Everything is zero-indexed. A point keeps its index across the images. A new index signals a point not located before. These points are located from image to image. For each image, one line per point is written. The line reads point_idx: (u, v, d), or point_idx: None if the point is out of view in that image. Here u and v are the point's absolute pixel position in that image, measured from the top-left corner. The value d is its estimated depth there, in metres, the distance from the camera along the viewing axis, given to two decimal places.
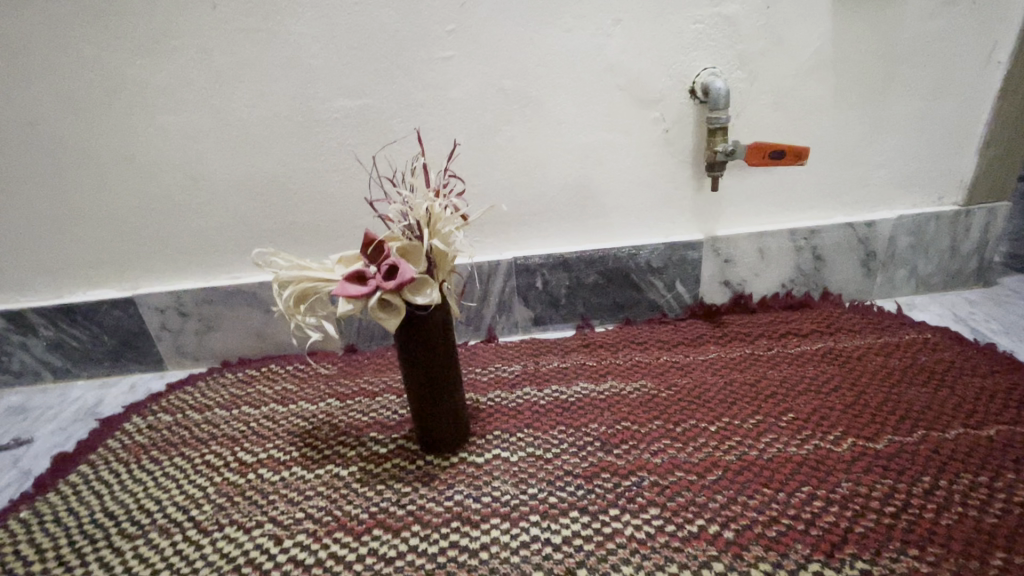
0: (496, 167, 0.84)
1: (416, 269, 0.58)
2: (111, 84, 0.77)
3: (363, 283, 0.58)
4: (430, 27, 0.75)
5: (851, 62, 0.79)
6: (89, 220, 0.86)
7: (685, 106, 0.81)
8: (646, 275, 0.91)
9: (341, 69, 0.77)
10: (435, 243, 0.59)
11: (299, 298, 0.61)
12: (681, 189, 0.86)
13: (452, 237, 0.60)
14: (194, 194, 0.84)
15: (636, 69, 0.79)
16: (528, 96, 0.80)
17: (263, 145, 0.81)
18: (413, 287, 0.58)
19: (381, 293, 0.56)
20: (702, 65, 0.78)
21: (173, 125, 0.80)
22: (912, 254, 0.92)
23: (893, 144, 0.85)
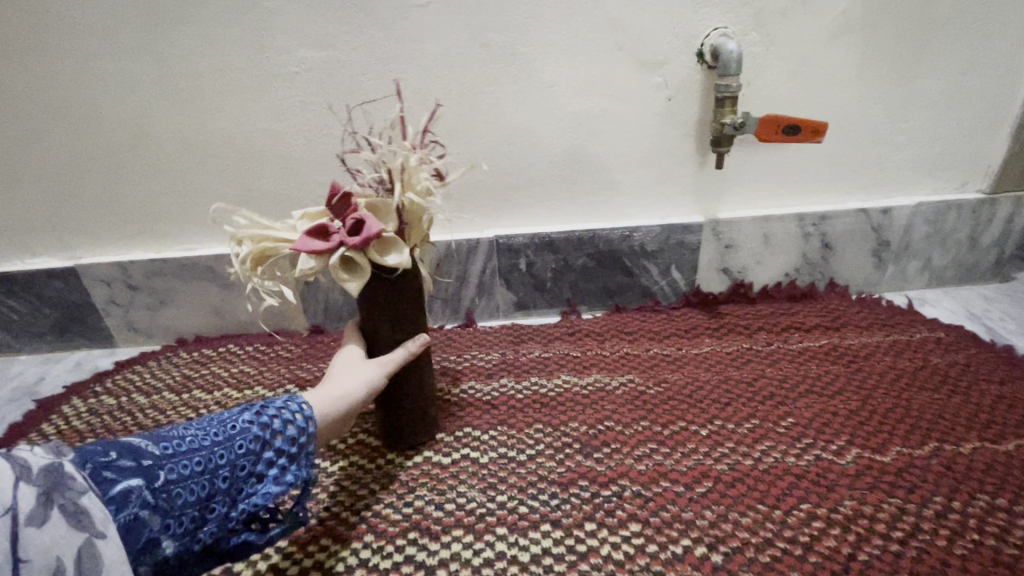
0: (478, 134, 0.75)
1: (385, 228, 0.51)
2: (36, 22, 0.68)
3: (327, 239, 0.50)
4: None
5: (880, 26, 0.70)
6: (22, 179, 0.77)
7: (692, 71, 0.72)
8: (639, 258, 0.83)
9: (301, 14, 0.68)
10: (408, 199, 0.51)
11: (258, 258, 0.52)
12: (682, 166, 0.78)
13: (431, 193, 0.53)
14: (139, 153, 0.75)
15: (640, 26, 0.69)
16: (515, 53, 0.70)
17: (214, 100, 0.72)
18: (380, 247, 0.51)
19: (344, 249, 0.49)
20: (712, 24, 0.69)
21: (110, 73, 0.70)
22: (929, 245, 0.85)
23: (919, 122, 0.77)
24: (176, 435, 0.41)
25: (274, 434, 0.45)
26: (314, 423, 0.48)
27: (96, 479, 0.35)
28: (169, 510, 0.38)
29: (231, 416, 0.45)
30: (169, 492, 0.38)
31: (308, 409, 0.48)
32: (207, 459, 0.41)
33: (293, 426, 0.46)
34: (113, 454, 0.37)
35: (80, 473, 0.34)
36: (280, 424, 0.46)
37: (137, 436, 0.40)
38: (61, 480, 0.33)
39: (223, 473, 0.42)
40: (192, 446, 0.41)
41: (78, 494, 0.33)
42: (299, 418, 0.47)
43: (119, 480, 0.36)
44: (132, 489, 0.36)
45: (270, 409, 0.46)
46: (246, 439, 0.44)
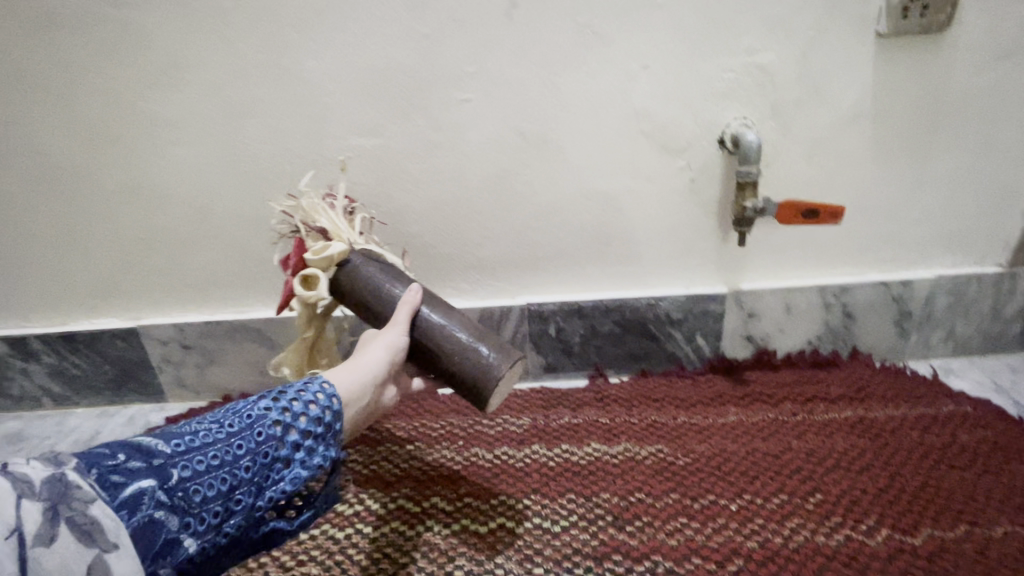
0: (512, 210, 0.81)
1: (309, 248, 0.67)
2: (121, 115, 0.76)
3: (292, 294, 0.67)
4: (450, 68, 0.73)
5: (892, 115, 0.75)
6: (95, 249, 0.84)
7: (713, 155, 0.77)
8: (665, 325, 0.86)
9: (356, 107, 0.75)
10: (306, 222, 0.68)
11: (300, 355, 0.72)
12: (705, 240, 0.82)
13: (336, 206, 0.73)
14: (201, 226, 0.82)
15: (664, 116, 0.75)
16: (548, 140, 0.76)
17: (274, 181, 0.79)
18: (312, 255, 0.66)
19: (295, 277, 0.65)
20: (732, 115, 0.75)
21: (182, 158, 0.78)
22: (951, 315, 0.87)
23: (934, 200, 0.81)
24: (189, 432, 0.46)
25: (291, 420, 0.50)
26: (337, 402, 0.53)
27: (108, 484, 0.40)
28: (185, 506, 0.43)
29: (247, 407, 0.50)
30: (183, 489, 0.43)
31: (330, 389, 0.53)
32: (220, 453, 0.46)
33: (308, 413, 0.51)
34: (122, 458, 0.42)
35: (85, 482, 0.40)
36: (298, 409, 0.50)
37: (150, 437, 0.45)
38: (67, 494, 0.38)
39: (239, 464, 0.46)
40: (204, 443, 0.46)
41: (84, 505, 0.39)
42: (318, 401, 0.51)
43: (130, 482, 0.41)
44: (143, 490, 0.41)
45: (286, 398, 0.50)
46: (263, 426, 0.48)
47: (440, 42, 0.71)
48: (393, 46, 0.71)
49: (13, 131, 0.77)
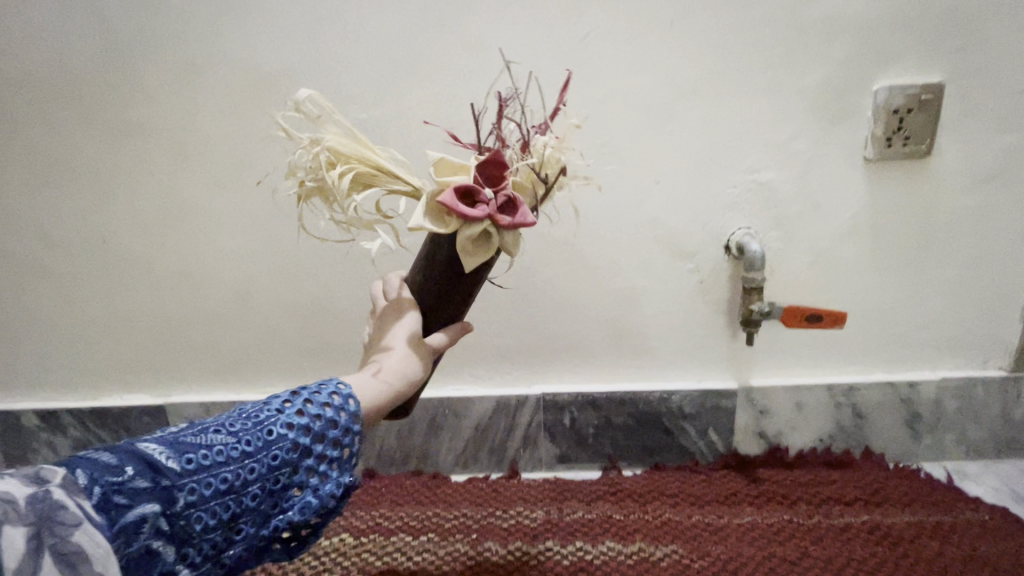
0: (532, 304, 0.86)
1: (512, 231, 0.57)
2: (180, 210, 0.84)
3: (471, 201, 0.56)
4: None
5: (886, 229, 0.81)
6: (137, 328, 0.89)
7: (720, 260, 0.83)
8: (678, 419, 0.88)
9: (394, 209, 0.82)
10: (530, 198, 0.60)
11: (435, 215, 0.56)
12: (714, 337, 0.86)
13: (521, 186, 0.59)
14: (240, 309, 0.88)
15: (674, 224, 0.82)
16: (567, 242, 0.83)
17: (312, 272, 0.86)
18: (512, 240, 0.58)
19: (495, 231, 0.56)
20: (737, 225, 0.81)
21: (230, 249, 0.85)
22: (961, 418, 0.88)
23: (933, 306, 0.85)
24: (202, 447, 0.44)
25: (308, 443, 0.48)
26: (356, 425, 0.52)
27: (108, 506, 0.38)
28: (185, 535, 0.41)
29: (266, 422, 0.47)
30: (186, 516, 0.41)
31: (353, 407, 0.52)
32: (230, 478, 0.44)
33: (325, 438, 0.49)
34: (128, 474, 0.39)
35: (72, 503, 0.36)
36: (318, 430, 0.49)
37: (156, 446, 0.42)
38: (52, 518, 0.35)
39: (247, 491, 0.45)
40: (216, 464, 0.43)
41: (70, 529, 0.35)
42: (338, 425, 0.50)
43: (134, 506, 0.39)
44: (147, 516, 0.39)
45: (305, 419, 0.49)
46: (280, 448, 0.47)
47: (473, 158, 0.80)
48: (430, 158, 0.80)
49: (81, 222, 0.85)
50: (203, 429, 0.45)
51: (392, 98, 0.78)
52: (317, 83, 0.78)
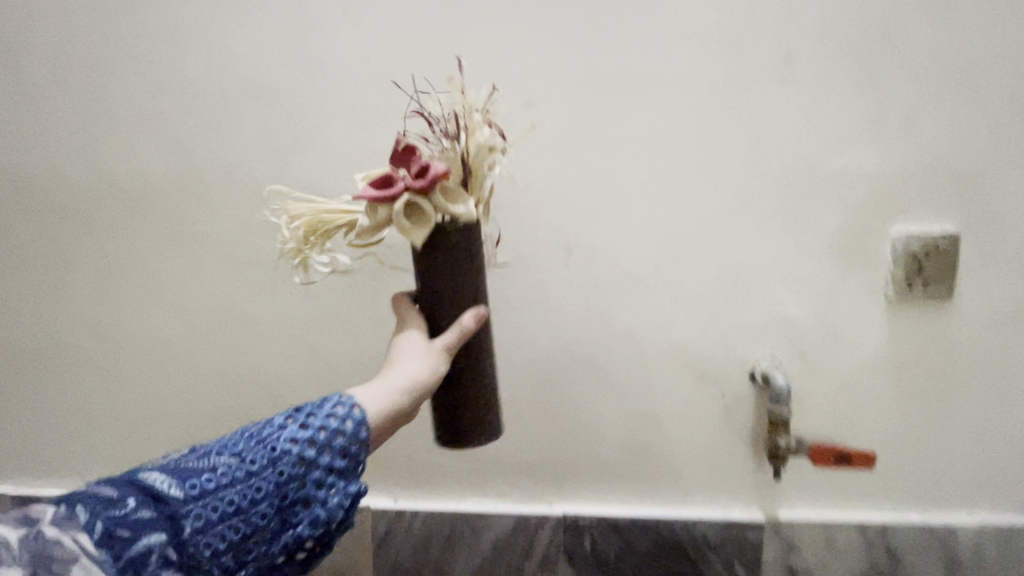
0: (556, 421, 0.86)
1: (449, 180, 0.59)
2: (227, 313, 0.89)
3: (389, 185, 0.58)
4: (511, 297, 0.84)
5: (912, 364, 0.81)
6: (172, 423, 0.93)
7: (746, 387, 0.83)
8: (703, 549, 0.85)
9: None
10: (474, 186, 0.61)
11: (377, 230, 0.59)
12: (740, 464, 0.85)
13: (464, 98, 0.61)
14: (272, 408, 0.91)
15: (699, 349, 0.83)
16: (594, 361, 0.85)
17: (344, 378, 0.89)
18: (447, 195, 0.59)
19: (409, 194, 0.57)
20: (761, 354, 0.83)
21: (269, 351, 0.89)
22: (1005, 565, 0.83)
23: (966, 444, 0.83)
24: (207, 472, 0.50)
25: (315, 455, 0.52)
26: (365, 431, 0.55)
27: (114, 537, 0.44)
28: (196, 559, 0.47)
29: (268, 441, 0.52)
30: (194, 542, 0.47)
31: (359, 415, 0.55)
32: (236, 499, 0.49)
33: (332, 449, 0.53)
34: (130, 509, 0.46)
35: (67, 539, 0.43)
36: (322, 442, 0.53)
37: (161, 476, 0.49)
38: (47, 555, 0.42)
39: (253, 510, 0.50)
40: (220, 487, 0.49)
41: (64, 563, 0.42)
42: (343, 435, 0.54)
43: (137, 538, 0.45)
44: (152, 547, 0.46)
45: (311, 432, 0.53)
46: (285, 463, 0.51)
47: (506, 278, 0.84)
48: None
49: (135, 320, 0.91)
50: (206, 453, 0.51)
51: None
52: None
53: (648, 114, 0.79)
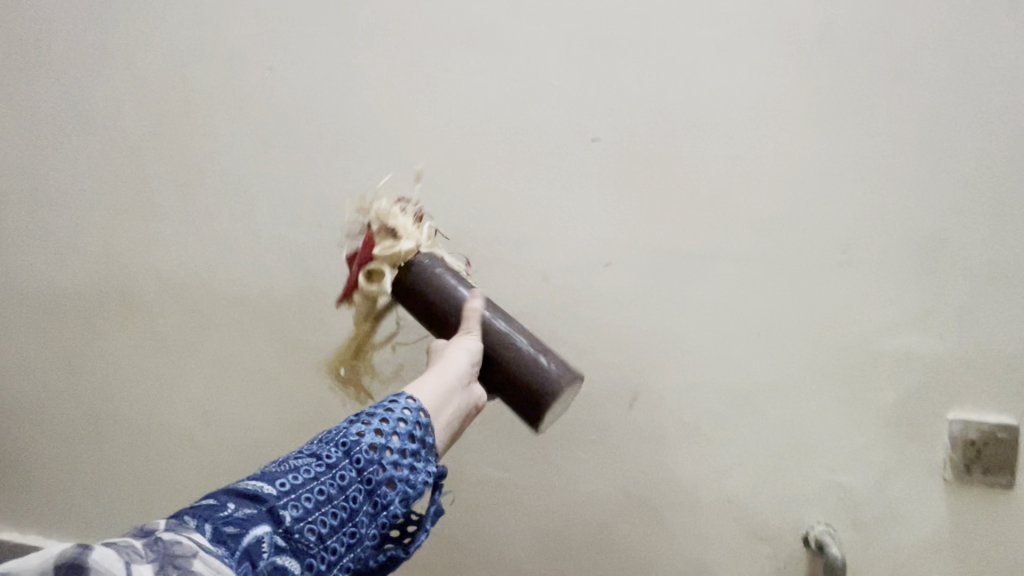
0: (611, 556, 0.93)
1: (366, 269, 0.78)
2: (320, 418, 1.01)
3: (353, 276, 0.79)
4: (577, 435, 0.92)
5: (967, 545, 0.85)
6: None
7: (800, 549, 0.88)
8: None
9: (495, 449, 0.94)
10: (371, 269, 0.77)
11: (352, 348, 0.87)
12: None
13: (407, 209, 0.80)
14: None
15: (754, 507, 0.89)
16: (650, 504, 0.91)
17: None
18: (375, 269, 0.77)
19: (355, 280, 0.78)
20: (815, 519, 0.88)
21: None
22: None
23: None
24: (290, 471, 0.52)
25: (386, 442, 0.55)
26: (423, 416, 0.59)
27: (224, 535, 0.47)
28: (304, 546, 0.50)
29: (338, 438, 0.55)
30: (297, 530, 0.50)
31: (415, 404, 0.59)
32: (325, 489, 0.52)
33: (401, 434, 0.56)
34: (232, 508, 0.49)
35: (184, 538, 0.45)
36: (389, 430, 0.56)
37: (249, 481, 0.51)
38: (170, 553, 0.44)
39: (344, 497, 0.53)
40: (306, 481, 0.52)
41: (186, 557, 0.44)
42: (406, 422, 0.57)
43: (247, 531, 0.48)
44: (261, 537, 0.48)
45: (375, 423, 0.56)
46: (359, 452, 0.54)
47: (573, 417, 0.92)
48: None
49: (244, 414, 1.05)
50: (284, 459, 0.54)
51: None
52: None
53: (717, 286, 0.88)
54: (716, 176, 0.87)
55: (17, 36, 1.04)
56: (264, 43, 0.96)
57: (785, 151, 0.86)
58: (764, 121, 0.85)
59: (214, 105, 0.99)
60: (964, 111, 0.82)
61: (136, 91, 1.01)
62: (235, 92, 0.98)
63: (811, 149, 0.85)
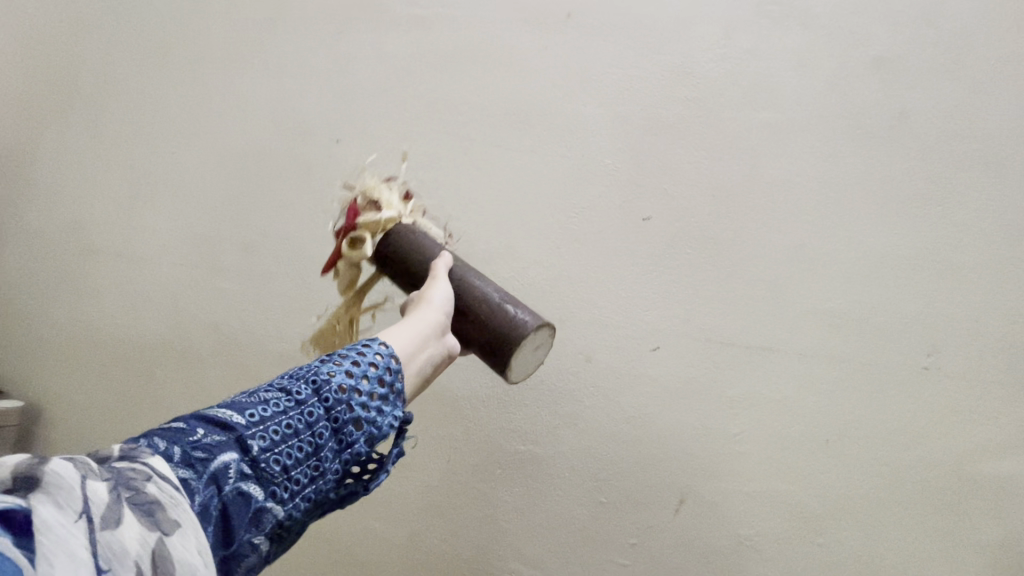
0: None
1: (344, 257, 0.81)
2: None
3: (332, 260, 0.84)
4: (617, 535, 0.84)
5: None
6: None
7: None
8: None
9: (526, 541, 0.86)
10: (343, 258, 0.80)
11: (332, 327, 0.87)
12: None
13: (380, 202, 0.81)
14: None
15: None
16: None
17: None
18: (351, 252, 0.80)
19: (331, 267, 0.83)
20: None
21: (370, 530, 0.93)
22: None
23: None
24: (258, 403, 0.47)
25: (354, 383, 0.50)
26: (396, 359, 0.53)
27: (193, 459, 0.42)
28: (269, 476, 0.45)
29: (310, 373, 0.50)
30: (264, 461, 0.45)
31: (388, 347, 0.53)
32: (293, 424, 0.47)
33: (371, 378, 0.51)
34: (200, 434, 0.44)
35: (140, 464, 0.39)
36: (360, 370, 0.51)
37: (219, 408, 0.46)
38: (123, 476, 0.38)
39: (312, 434, 0.48)
40: (275, 414, 0.47)
41: (143, 484, 0.38)
42: (378, 364, 0.52)
43: (215, 456, 0.43)
44: (229, 463, 0.44)
45: (346, 363, 0.50)
46: (329, 390, 0.49)
47: (615, 514, 0.84)
48: (573, 503, 0.85)
49: None
50: (255, 390, 0.49)
51: (548, 436, 0.86)
52: (490, 413, 0.88)
53: (781, 382, 0.80)
54: (779, 264, 0.81)
55: (109, 98, 1.12)
56: (334, 117, 1.00)
57: (855, 242, 0.79)
58: (834, 210, 0.80)
59: (281, 171, 1.03)
60: None
61: (212, 153, 1.07)
62: (302, 160, 1.02)
63: (889, 240, 0.78)
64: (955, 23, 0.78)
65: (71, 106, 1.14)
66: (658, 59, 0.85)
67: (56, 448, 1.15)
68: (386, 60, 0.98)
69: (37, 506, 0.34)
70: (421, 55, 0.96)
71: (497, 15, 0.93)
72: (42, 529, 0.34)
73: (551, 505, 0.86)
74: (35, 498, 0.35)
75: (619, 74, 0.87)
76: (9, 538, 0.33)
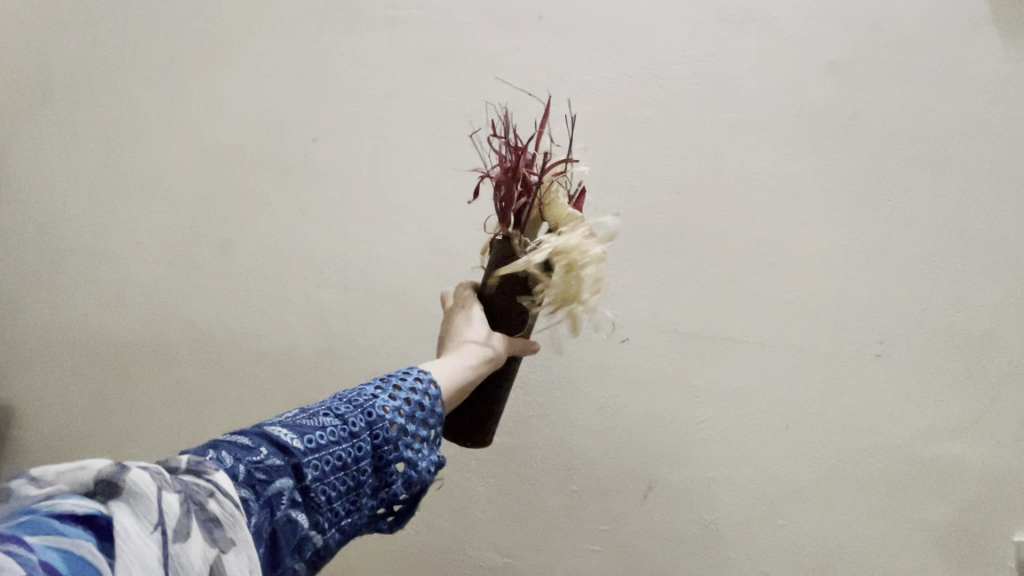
0: None
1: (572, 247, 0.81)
2: None
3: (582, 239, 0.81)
4: (587, 522, 0.86)
5: None
6: None
7: None
8: None
9: (499, 530, 0.88)
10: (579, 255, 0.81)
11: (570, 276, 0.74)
12: None
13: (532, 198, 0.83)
14: None
15: None
16: None
17: (412, 565, 0.92)
18: None
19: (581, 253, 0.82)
20: None
21: None
22: None
23: None
24: (317, 428, 0.50)
25: (406, 422, 0.54)
26: (441, 402, 0.57)
27: (253, 480, 0.45)
28: (314, 506, 0.48)
29: (365, 405, 0.53)
30: (314, 490, 0.48)
31: (436, 389, 0.58)
32: (343, 455, 0.50)
33: (417, 419, 0.55)
34: (262, 456, 0.46)
35: (204, 479, 0.42)
36: (411, 410, 0.55)
37: (283, 428, 0.49)
38: (191, 491, 0.40)
39: (358, 468, 0.51)
40: (330, 443, 0.50)
41: (206, 500, 0.41)
42: (426, 407, 0.56)
43: (272, 481, 0.46)
44: (283, 489, 0.46)
45: (401, 401, 0.54)
46: (382, 428, 0.53)
47: (586, 502, 0.86)
48: (545, 492, 0.87)
49: None
50: (314, 413, 0.52)
51: (522, 426, 0.88)
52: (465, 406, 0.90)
53: (743, 371, 0.83)
54: (740, 257, 0.84)
55: (84, 98, 1.11)
56: (310, 117, 1.02)
57: (811, 235, 0.83)
58: (792, 206, 0.83)
59: (258, 170, 1.04)
60: (1011, 211, 0.79)
61: (188, 153, 1.07)
62: (280, 158, 1.03)
63: (844, 234, 0.82)
64: (903, 25, 0.82)
65: (44, 106, 1.13)
66: (626, 59, 0.88)
67: (31, 449, 1.15)
68: (362, 60, 0.99)
69: (118, 513, 0.36)
70: (397, 55, 0.98)
71: (469, 16, 0.95)
72: (122, 536, 0.35)
73: (524, 495, 0.88)
74: (116, 505, 0.36)
75: (587, 75, 0.90)
76: (94, 542, 0.35)
